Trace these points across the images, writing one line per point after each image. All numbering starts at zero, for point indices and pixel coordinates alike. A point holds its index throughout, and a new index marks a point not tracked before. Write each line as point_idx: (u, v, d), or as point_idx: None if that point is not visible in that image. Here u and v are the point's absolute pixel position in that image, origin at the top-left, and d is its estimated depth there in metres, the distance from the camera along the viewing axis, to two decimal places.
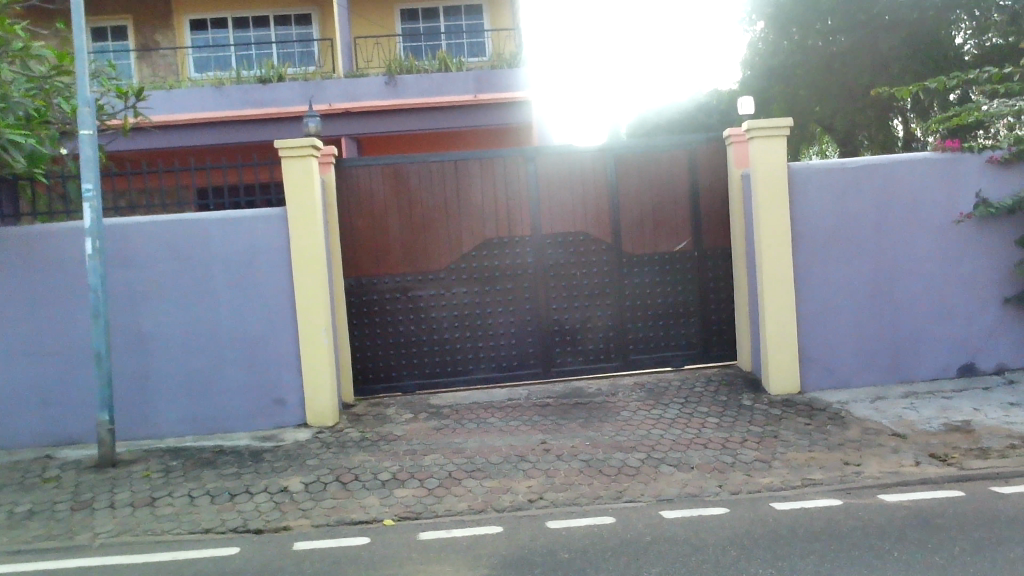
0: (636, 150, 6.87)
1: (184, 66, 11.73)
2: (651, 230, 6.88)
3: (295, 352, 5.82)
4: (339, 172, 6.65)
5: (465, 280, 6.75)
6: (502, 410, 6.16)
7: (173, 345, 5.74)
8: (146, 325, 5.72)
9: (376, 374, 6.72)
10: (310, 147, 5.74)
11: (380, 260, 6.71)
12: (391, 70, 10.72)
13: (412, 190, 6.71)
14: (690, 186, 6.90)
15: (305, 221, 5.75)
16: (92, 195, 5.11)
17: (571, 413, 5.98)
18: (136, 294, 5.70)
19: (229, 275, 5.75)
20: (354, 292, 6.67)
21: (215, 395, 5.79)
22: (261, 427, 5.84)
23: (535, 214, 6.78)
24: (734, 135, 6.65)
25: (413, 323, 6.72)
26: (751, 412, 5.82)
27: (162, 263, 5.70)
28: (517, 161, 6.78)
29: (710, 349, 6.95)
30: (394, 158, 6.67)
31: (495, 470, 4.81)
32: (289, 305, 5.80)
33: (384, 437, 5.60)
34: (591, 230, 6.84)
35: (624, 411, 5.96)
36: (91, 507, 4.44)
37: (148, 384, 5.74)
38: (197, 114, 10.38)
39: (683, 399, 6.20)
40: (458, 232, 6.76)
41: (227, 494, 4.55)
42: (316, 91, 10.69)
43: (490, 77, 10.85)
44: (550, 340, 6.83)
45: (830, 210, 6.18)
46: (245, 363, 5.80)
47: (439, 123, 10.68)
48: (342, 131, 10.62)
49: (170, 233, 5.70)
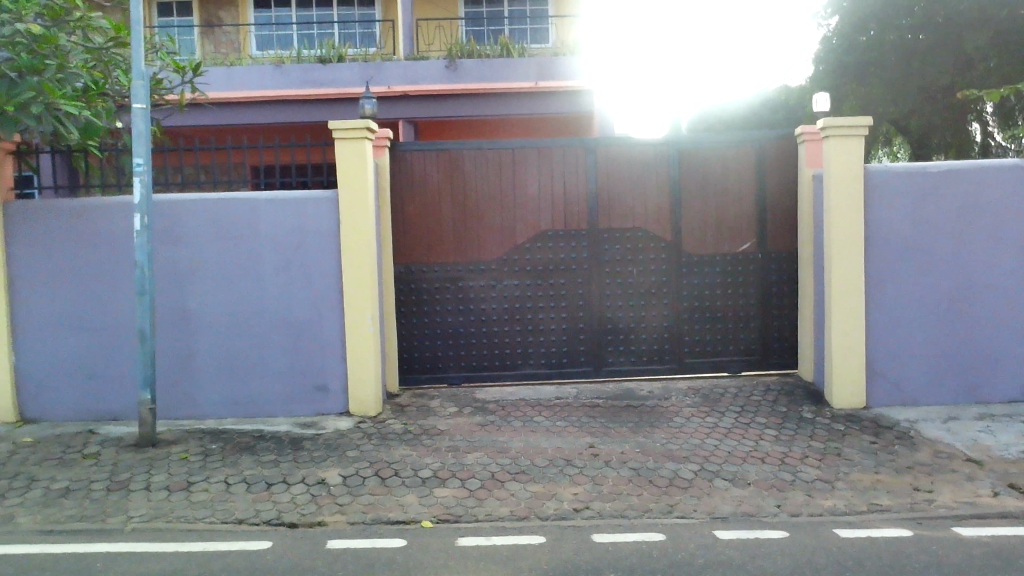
0: (702, 145, 6.57)
1: (246, 44, 11.71)
2: (713, 229, 6.59)
3: (340, 338, 5.69)
4: (394, 156, 6.48)
5: (517, 272, 6.55)
6: (549, 408, 5.95)
7: (218, 326, 5.65)
8: (192, 303, 5.63)
9: (421, 364, 6.56)
10: (364, 128, 5.58)
11: (431, 247, 6.54)
12: (451, 54, 10.53)
13: (467, 178, 6.52)
14: (756, 184, 6.58)
15: (356, 204, 5.60)
16: (142, 169, 5.02)
17: (621, 416, 5.74)
18: (183, 271, 5.61)
19: (277, 257, 5.63)
20: (403, 279, 6.51)
21: (257, 378, 5.69)
22: (303, 413, 5.73)
23: (593, 208, 6.54)
24: (807, 133, 6.29)
25: (462, 314, 6.55)
26: (813, 426, 5.51)
27: (209, 241, 5.60)
28: (576, 151, 6.54)
29: (770, 356, 6.64)
30: (450, 143, 6.48)
31: (540, 473, 4.60)
32: (335, 290, 5.66)
33: (426, 430, 5.44)
34: (650, 226, 6.57)
35: (677, 417, 5.70)
36: (127, 488, 4.37)
37: (191, 363, 5.67)
38: (256, 93, 10.34)
39: (740, 407, 5.92)
40: (512, 222, 6.56)
41: (263, 483, 4.44)
42: (375, 73, 10.57)
43: (552, 64, 10.58)
44: (602, 338, 6.59)
45: (907, 216, 5.80)
46: (289, 347, 5.68)
47: (498, 110, 10.47)
48: (399, 114, 10.49)
49: (218, 211, 5.59)
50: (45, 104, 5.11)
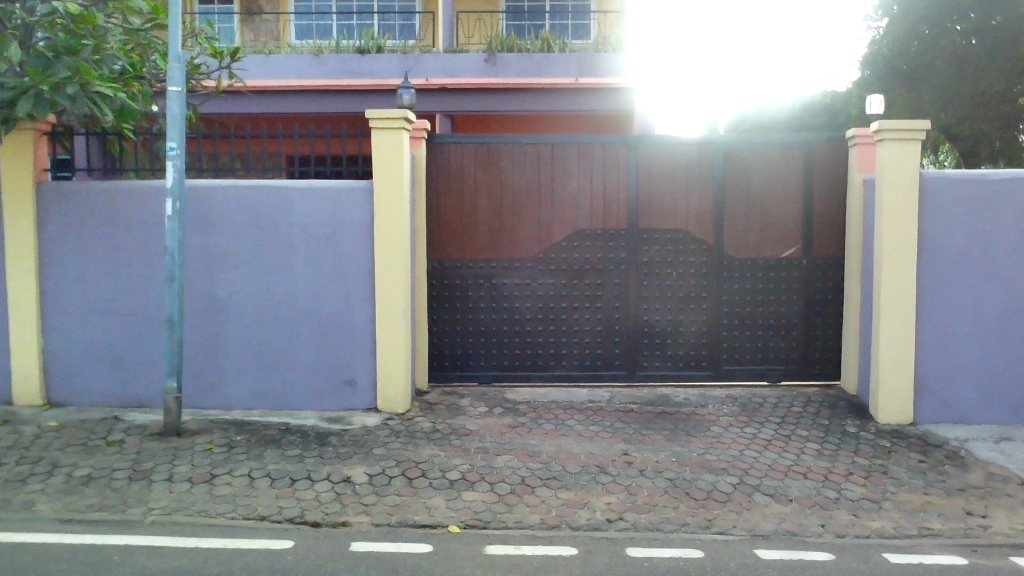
0: (748, 145, 6.36)
1: (285, 32, 11.65)
2: (757, 232, 6.38)
3: (371, 333, 5.57)
4: (430, 148, 6.34)
5: (552, 271, 6.39)
6: (582, 412, 5.79)
7: (247, 316, 5.55)
8: (221, 291, 5.53)
9: (451, 362, 6.42)
10: (402, 118, 5.44)
11: (465, 243, 6.39)
12: (491, 47, 10.39)
13: (504, 172, 6.36)
14: (803, 188, 6.35)
15: (391, 196, 5.47)
16: (176, 153, 4.92)
17: (657, 423, 5.56)
18: (213, 259, 5.52)
19: (309, 247, 5.52)
20: (436, 274, 6.38)
21: (285, 370, 5.59)
22: (330, 407, 5.62)
23: (633, 207, 6.35)
24: (858, 136, 6.05)
25: (495, 311, 6.40)
26: (857, 441, 5.29)
27: (241, 229, 5.50)
28: (617, 148, 6.35)
29: (811, 366, 6.41)
30: (488, 136, 6.32)
31: (572, 480, 4.44)
32: (367, 283, 5.54)
33: (455, 430, 5.30)
34: (692, 228, 6.37)
35: (714, 426, 5.50)
36: (149, 478, 4.27)
37: (219, 352, 5.57)
38: (293, 82, 10.27)
39: (779, 419, 5.71)
40: (549, 219, 6.39)
41: (287, 479, 4.33)
42: (414, 65, 10.46)
43: (593, 60, 10.39)
44: (638, 341, 6.40)
45: (964, 226, 5.54)
46: (319, 340, 5.57)
47: (536, 106, 10.32)
48: (436, 107, 10.36)
49: (251, 199, 5.49)
50: (81, 84, 5.04)
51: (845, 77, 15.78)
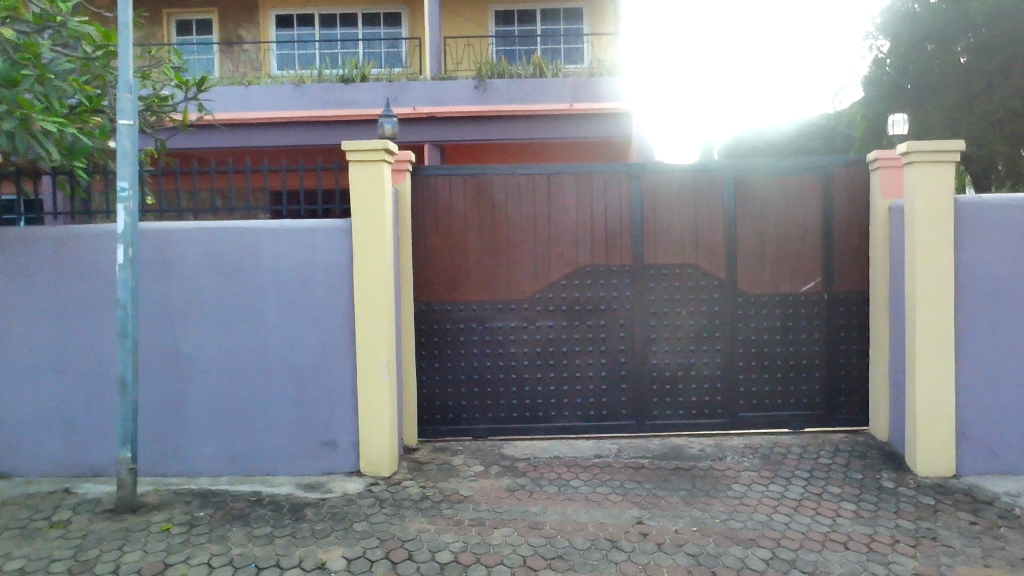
0: (759, 170, 5.86)
1: (266, 63, 11.21)
2: (772, 265, 5.87)
3: (352, 388, 5.03)
4: (415, 181, 5.82)
5: (551, 312, 5.85)
6: (587, 470, 5.22)
7: (214, 372, 5.00)
8: (185, 345, 4.98)
9: (443, 414, 5.86)
10: (383, 150, 4.93)
11: (455, 284, 5.85)
12: (481, 74, 9.93)
13: (496, 206, 5.85)
14: (821, 217, 5.85)
15: (372, 235, 4.94)
16: (127, 194, 4.40)
17: (671, 482, 4.99)
18: (176, 310, 4.97)
19: (282, 295, 4.98)
20: (424, 318, 5.83)
21: (257, 432, 5.03)
22: (307, 472, 5.06)
23: (637, 241, 5.84)
24: (880, 159, 5.54)
25: (489, 358, 5.85)
26: (896, 499, 4.73)
27: (206, 274, 4.95)
28: (619, 177, 5.85)
29: (836, 411, 5.87)
30: (479, 167, 5.81)
31: (581, 560, 3.88)
32: (347, 333, 5.00)
33: (447, 497, 4.74)
34: (701, 262, 5.86)
35: (736, 484, 4.94)
36: (91, 571, 3.71)
37: (183, 414, 5.01)
38: (273, 114, 9.79)
39: (806, 472, 5.15)
40: (547, 256, 5.86)
41: (252, 567, 3.77)
42: (400, 94, 10.01)
43: (588, 85, 9.94)
44: (646, 388, 5.87)
45: (1005, 255, 5.01)
46: (294, 396, 5.02)
47: (529, 133, 9.85)
48: (423, 137, 9.93)
49: (217, 241, 4.95)
50: (22, 120, 4.50)
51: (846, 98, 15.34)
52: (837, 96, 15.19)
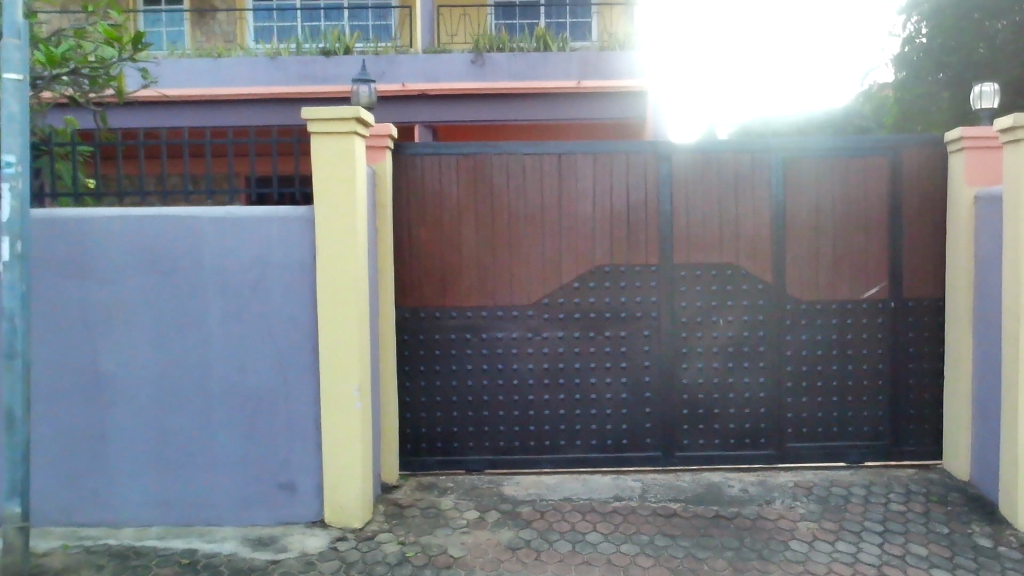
0: (814, 152, 4.84)
1: (242, 34, 10.15)
2: (828, 266, 4.86)
3: (315, 417, 4.02)
4: (398, 161, 4.79)
5: (563, 321, 4.85)
6: (608, 518, 4.22)
7: (141, 397, 3.99)
8: (105, 363, 3.97)
9: (431, 443, 4.87)
10: (354, 119, 3.89)
11: (446, 286, 4.84)
12: (478, 47, 8.91)
13: (496, 192, 4.83)
14: (888, 209, 4.85)
15: (340, 227, 3.92)
16: (13, 171, 3.36)
17: (714, 538, 4.00)
18: (93, 318, 3.96)
19: (227, 301, 3.97)
20: (408, 328, 4.83)
21: (196, 471, 4.03)
22: (258, 522, 4.05)
23: (666, 236, 4.83)
24: (965, 137, 4.55)
25: (487, 376, 4.85)
26: (1001, 566, 3.74)
27: (133, 274, 3.95)
28: (645, 159, 4.84)
29: (904, 441, 4.88)
30: (475, 145, 4.79)
31: None
32: (309, 349, 3.99)
33: (432, 560, 3.73)
34: (743, 263, 4.86)
35: (795, 542, 3.95)
36: None
37: (104, 449, 4.01)
38: (245, 91, 8.76)
39: (879, 524, 4.16)
40: (556, 254, 4.85)
41: None
42: (389, 68, 9.02)
43: (597, 61, 8.92)
44: (675, 414, 4.87)
45: None
46: (242, 427, 4.01)
47: (532, 113, 8.87)
48: (416, 117, 8.91)
49: (146, 232, 3.93)
50: None
51: (874, 79, 14.17)
52: (866, 77, 14.03)
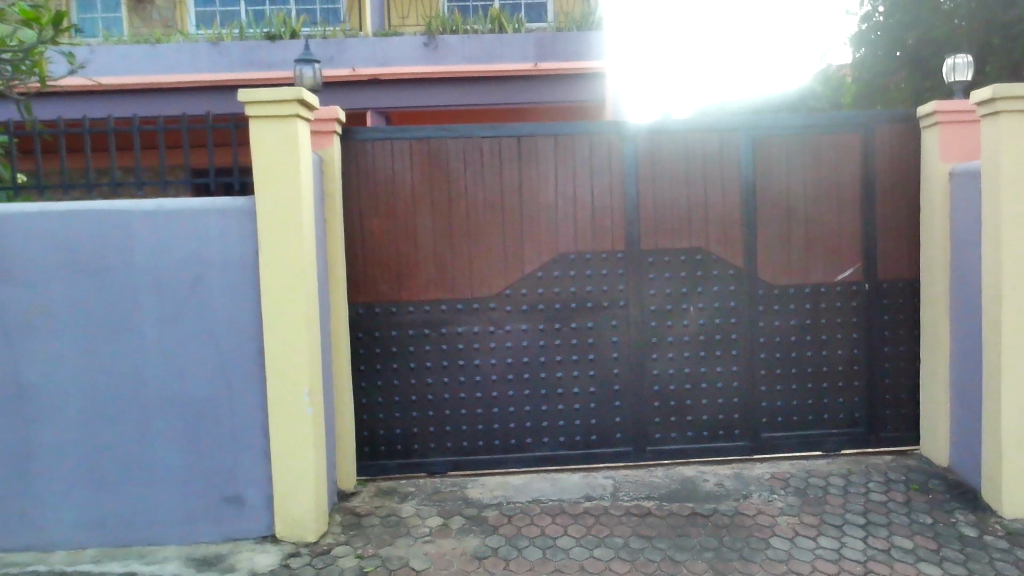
0: (784, 129, 4.64)
1: (183, 19, 9.69)
2: (800, 248, 4.67)
3: (262, 423, 3.72)
4: (347, 148, 4.50)
5: (527, 314, 4.60)
6: (579, 520, 3.99)
7: (70, 409, 3.66)
8: (29, 373, 3.63)
9: (391, 446, 4.60)
10: (296, 101, 3.58)
11: (403, 279, 4.56)
12: (431, 29, 8.59)
13: (453, 179, 4.55)
14: (860, 189, 4.67)
15: (284, 219, 3.62)
16: None
17: (691, 539, 3.79)
18: (14, 324, 3.62)
19: (163, 302, 3.65)
20: (362, 326, 4.54)
21: (134, 487, 3.71)
22: (204, 538, 3.75)
23: (633, 221, 4.60)
24: (939, 111, 4.39)
25: (448, 374, 4.59)
26: (988, 557, 3.59)
27: (56, 275, 3.61)
28: (609, 141, 4.60)
29: (880, 427, 4.72)
30: (429, 128, 4.51)
31: None
32: (254, 351, 3.69)
33: None
34: (713, 247, 4.65)
35: (775, 540, 3.76)
36: None
37: (31, 466, 3.67)
38: (188, 79, 8.34)
39: (861, 516, 3.99)
40: (518, 243, 4.59)
41: None
42: (338, 53, 8.67)
43: (553, 42, 8.65)
44: (646, 407, 4.66)
45: None
46: (183, 437, 3.70)
47: (487, 97, 8.58)
48: (367, 103, 8.59)
49: (69, 228, 3.59)
50: None
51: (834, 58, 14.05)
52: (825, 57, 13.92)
